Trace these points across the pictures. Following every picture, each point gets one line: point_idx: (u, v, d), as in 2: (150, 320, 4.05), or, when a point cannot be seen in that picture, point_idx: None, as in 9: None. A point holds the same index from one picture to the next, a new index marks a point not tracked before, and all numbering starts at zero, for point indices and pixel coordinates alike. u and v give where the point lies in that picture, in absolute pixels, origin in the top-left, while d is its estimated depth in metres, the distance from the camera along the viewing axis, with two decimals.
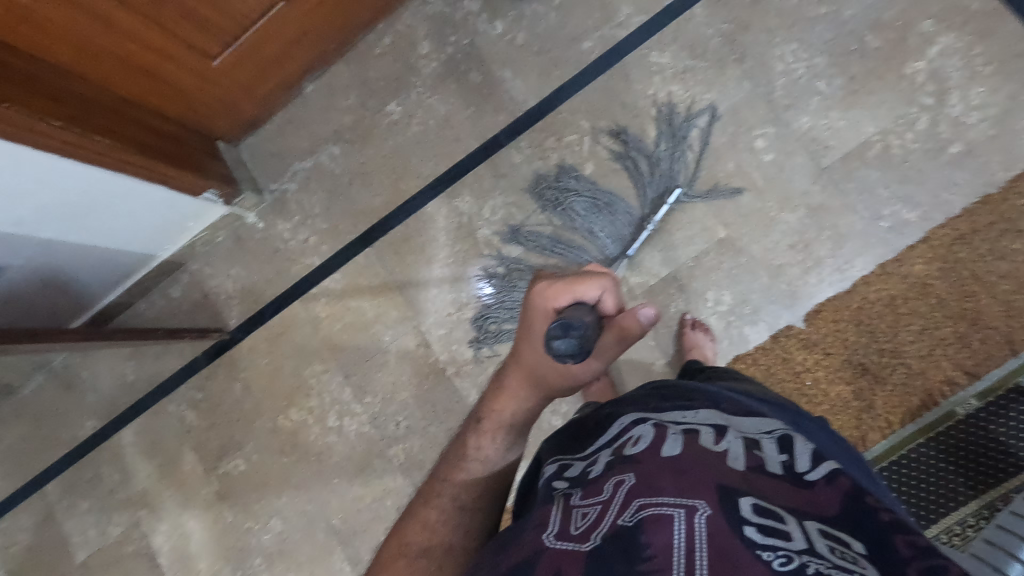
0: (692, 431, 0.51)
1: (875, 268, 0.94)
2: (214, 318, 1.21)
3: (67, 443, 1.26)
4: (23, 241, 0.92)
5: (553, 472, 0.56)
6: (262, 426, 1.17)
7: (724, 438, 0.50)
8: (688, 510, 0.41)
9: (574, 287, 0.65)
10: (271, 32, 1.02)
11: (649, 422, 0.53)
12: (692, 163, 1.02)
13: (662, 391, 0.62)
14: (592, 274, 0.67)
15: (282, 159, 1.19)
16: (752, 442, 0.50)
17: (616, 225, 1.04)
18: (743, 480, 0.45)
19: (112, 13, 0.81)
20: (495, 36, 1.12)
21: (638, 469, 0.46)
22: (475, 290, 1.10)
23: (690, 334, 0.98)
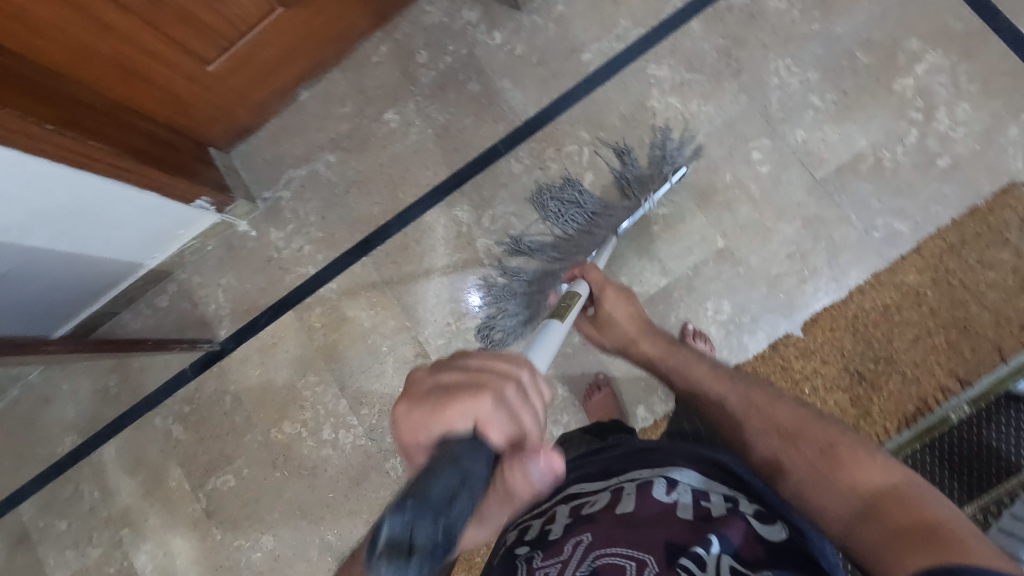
0: (646, 483, 0.64)
1: (870, 277, 0.97)
2: (204, 328, 1.18)
3: (44, 459, 1.20)
4: (9, 250, 0.88)
5: (514, 539, 0.63)
6: (253, 439, 1.14)
7: (674, 489, 0.62)
8: (641, 563, 0.53)
9: (445, 415, 0.43)
10: (269, 39, 1.01)
11: (608, 488, 0.65)
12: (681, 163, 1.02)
13: (621, 449, 0.72)
14: (475, 391, 0.45)
15: (276, 166, 1.18)
16: (701, 493, 0.63)
17: (617, 218, 1.00)
18: (692, 528, 0.58)
19: (109, 15, 0.80)
20: (494, 46, 1.12)
21: (595, 531, 0.58)
22: (470, 302, 1.09)
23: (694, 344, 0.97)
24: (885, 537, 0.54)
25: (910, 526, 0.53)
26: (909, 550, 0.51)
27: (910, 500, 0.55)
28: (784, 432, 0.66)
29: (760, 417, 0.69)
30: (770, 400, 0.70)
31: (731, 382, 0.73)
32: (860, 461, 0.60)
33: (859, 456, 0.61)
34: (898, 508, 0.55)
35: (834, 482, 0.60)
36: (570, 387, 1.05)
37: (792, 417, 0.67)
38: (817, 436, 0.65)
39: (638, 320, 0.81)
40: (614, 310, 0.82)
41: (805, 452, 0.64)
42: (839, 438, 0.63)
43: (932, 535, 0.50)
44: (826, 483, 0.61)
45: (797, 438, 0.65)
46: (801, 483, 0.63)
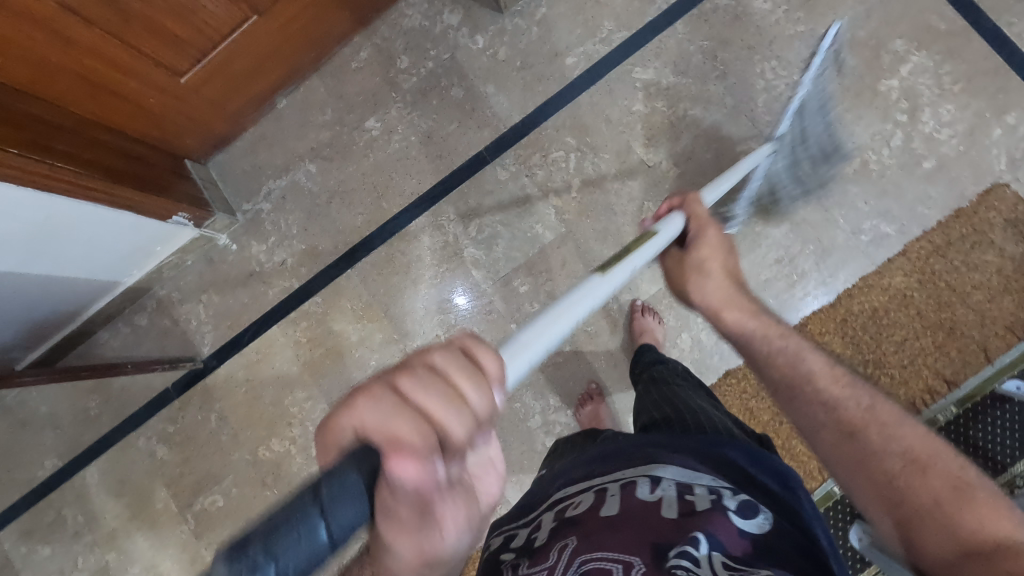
0: (630, 483, 0.61)
1: (858, 280, 0.97)
2: (186, 346, 1.15)
3: (24, 484, 1.17)
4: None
5: (501, 547, 0.64)
6: (240, 458, 1.12)
7: (658, 486, 0.59)
8: (627, 564, 0.50)
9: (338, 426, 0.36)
10: (243, 48, 0.98)
11: (591, 490, 0.63)
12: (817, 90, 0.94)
13: (611, 451, 0.70)
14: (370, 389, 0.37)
15: (255, 177, 1.15)
16: (684, 487, 0.59)
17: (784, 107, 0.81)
18: (679, 526, 0.54)
19: (73, 30, 0.75)
20: (476, 50, 1.10)
21: (580, 533, 0.56)
22: (456, 303, 1.08)
23: (641, 320, 1.00)
24: None
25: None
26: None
27: None
28: (909, 456, 0.53)
29: (879, 429, 0.55)
30: (901, 421, 0.56)
31: (853, 389, 0.60)
32: (995, 515, 0.46)
33: (997, 510, 0.46)
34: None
35: (951, 530, 0.46)
36: (562, 396, 1.04)
37: (922, 443, 0.53)
38: (948, 472, 0.50)
39: (736, 281, 0.73)
40: (709, 260, 0.74)
41: (931, 487, 0.49)
42: (980, 485, 0.49)
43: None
44: (938, 521, 0.48)
45: (927, 468, 0.51)
46: (909, 514, 0.50)
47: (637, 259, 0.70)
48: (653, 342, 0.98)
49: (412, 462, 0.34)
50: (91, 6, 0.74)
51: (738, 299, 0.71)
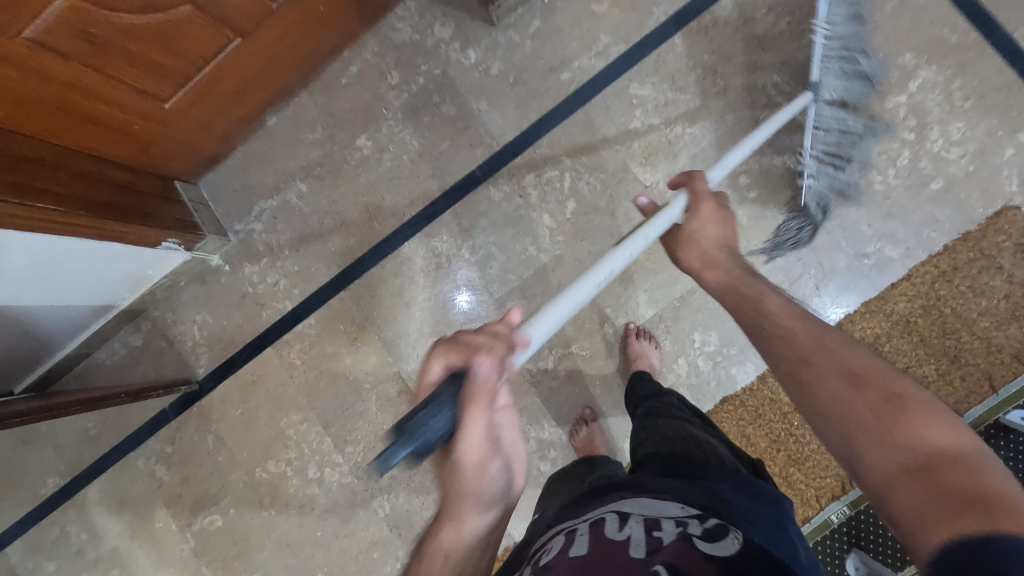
0: (600, 523, 0.59)
1: (860, 306, 0.94)
2: (182, 367, 1.15)
3: (28, 502, 1.18)
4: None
5: None
6: (238, 479, 1.12)
7: (625, 523, 0.57)
8: None
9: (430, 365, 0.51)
10: (228, 70, 0.96)
11: (563, 533, 0.62)
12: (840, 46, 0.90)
13: (589, 493, 0.70)
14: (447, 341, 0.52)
15: (246, 196, 1.13)
16: (652, 523, 0.57)
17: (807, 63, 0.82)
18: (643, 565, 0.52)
19: (48, 65, 0.73)
20: (468, 65, 1.07)
21: None
22: (456, 303, 1.06)
23: (634, 344, 0.98)
24: (933, 509, 0.38)
25: (971, 493, 0.38)
26: (961, 523, 0.36)
27: (980, 472, 0.39)
28: (848, 369, 0.50)
29: (823, 347, 0.53)
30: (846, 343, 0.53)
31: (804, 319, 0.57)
32: (931, 416, 0.44)
33: (935, 411, 0.44)
34: (977, 476, 0.39)
35: (889, 441, 0.44)
36: (557, 421, 1.04)
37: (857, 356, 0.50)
38: (885, 380, 0.48)
39: (723, 248, 0.72)
40: (699, 230, 0.73)
41: (868, 398, 0.47)
42: (914, 391, 0.46)
43: (1001, 510, 0.36)
44: (879, 428, 0.45)
45: (864, 380, 0.48)
46: (851, 429, 0.46)
47: (649, 232, 0.70)
48: (647, 367, 0.96)
49: (485, 359, 0.49)
50: (63, 43, 0.72)
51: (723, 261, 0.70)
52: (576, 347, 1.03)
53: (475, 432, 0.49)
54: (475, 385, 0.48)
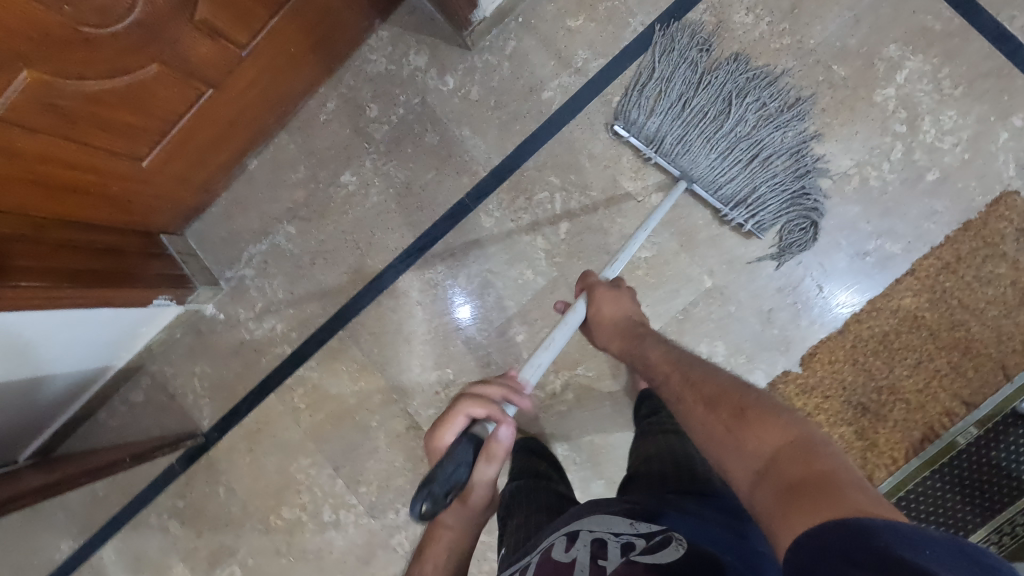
0: (551, 548, 0.62)
1: (866, 304, 0.93)
2: (186, 420, 1.14)
3: (43, 567, 1.17)
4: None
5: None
6: (253, 528, 1.11)
7: (571, 546, 0.60)
8: None
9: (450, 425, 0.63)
10: (202, 122, 0.94)
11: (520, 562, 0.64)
12: (705, 101, 0.94)
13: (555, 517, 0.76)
14: (465, 399, 0.64)
15: (234, 243, 1.12)
16: (598, 549, 0.58)
17: (676, 116, 0.95)
18: None
19: (19, 141, 0.72)
20: (446, 92, 1.05)
21: None
22: (460, 313, 1.05)
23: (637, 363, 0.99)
24: (779, 503, 0.44)
25: (807, 485, 0.44)
26: (802, 517, 0.41)
27: (810, 459, 0.46)
28: (707, 399, 0.57)
29: (689, 387, 0.61)
30: (704, 376, 0.61)
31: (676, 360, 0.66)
32: (771, 424, 0.51)
33: (772, 417, 0.51)
34: (809, 468, 0.45)
35: (741, 449, 0.51)
36: (570, 445, 1.02)
37: (718, 382, 0.59)
38: (734, 400, 0.55)
39: (626, 318, 0.79)
40: (602, 308, 0.80)
41: (720, 415, 0.55)
42: (755, 400, 0.54)
43: (824, 495, 0.42)
44: (739, 445, 0.51)
45: (717, 400, 0.57)
46: (717, 447, 0.53)
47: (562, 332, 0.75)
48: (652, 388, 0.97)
49: (506, 427, 0.62)
50: (30, 116, 0.71)
51: (621, 339, 0.76)
52: (582, 369, 1.02)
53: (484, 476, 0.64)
54: (493, 444, 0.62)
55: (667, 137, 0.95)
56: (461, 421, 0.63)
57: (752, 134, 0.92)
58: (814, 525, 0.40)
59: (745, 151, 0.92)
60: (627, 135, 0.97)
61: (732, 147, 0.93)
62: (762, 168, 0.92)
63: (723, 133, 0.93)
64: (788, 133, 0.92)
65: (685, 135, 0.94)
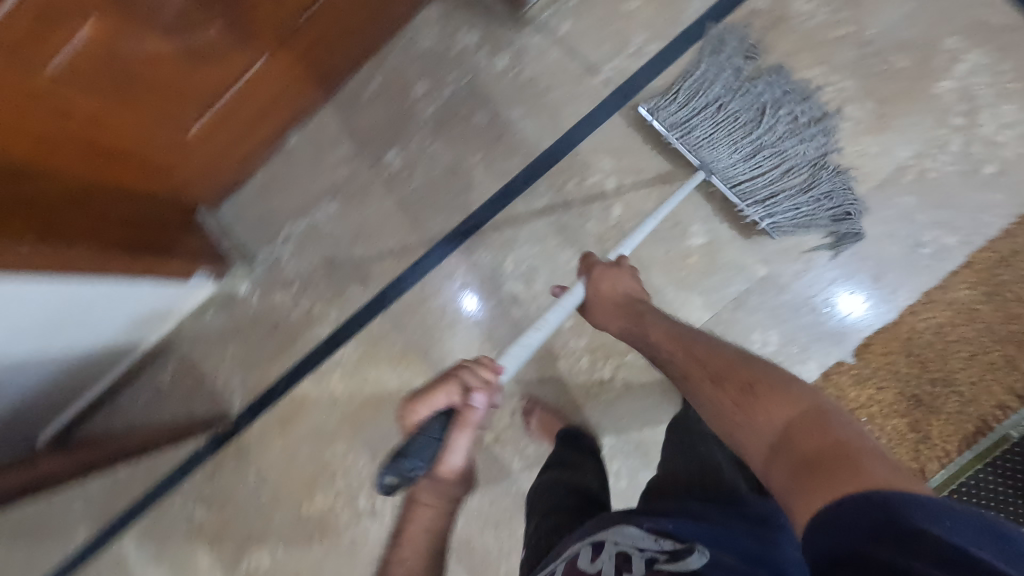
0: (576, 558, 0.61)
1: (921, 296, 0.93)
2: (214, 404, 1.09)
3: (58, 555, 1.12)
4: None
5: None
6: (284, 516, 1.08)
7: (597, 556, 0.59)
8: None
9: (429, 399, 0.59)
10: (250, 94, 0.91)
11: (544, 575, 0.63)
12: (737, 106, 0.93)
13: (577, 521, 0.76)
14: (447, 375, 0.61)
15: (271, 221, 1.08)
16: (623, 561, 0.57)
17: (710, 115, 0.94)
18: None
19: (78, 102, 0.69)
20: (498, 72, 1.03)
21: None
22: (465, 305, 1.03)
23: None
24: (795, 477, 0.46)
25: (821, 459, 0.45)
26: (821, 489, 0.43)
27: (823, 431, 0.48)
28: (715, 376, 0.59)
29: (695, 365, 0.63)
30: (709, 352, 0.63)
31: (677, 338, 0.68)
32: (783, 398, 0.52)
33: (783, 392, 0.53)
34: (825, 441, 0.47)
35: (752, 424, 0.53)
36: (617, 434, 1.00)
37: (725, 359, 0.61)
38: (743, 375, 0.57)
39: (629, 295, 0.79)
40: (603, 282, 0.80)
41: (728, 392, 0.57)
42: (763, 375, 0.56)
43: (841, 469, 0.43)
44: (750, 419, 0.53)
45: (724, 376, 0.58)
46: (728, 424, 0.55)
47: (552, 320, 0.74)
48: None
49: (482, 395, 0.60)
50: (89, 75, 0.67)
51: (620, 320, 0.77)
52: (631, 356, 1.00)
53: (459, 450, 0.60)
54: (469, 417, 0.60)
55: (694, 130, 0.94)
56: (440, 397, 0.59)
57: (776, 146, 0.92)
58: (832, 500, 0.41)
59: (767, 159, 0.92)
60: (652, 118, 0.95)
61: (752, 156, 0.93)
62: (779, 180, 0.92)
63: (747, 141, 0.93)
64: (811, 148, 0.92)
65: (710, 134, 0.94)
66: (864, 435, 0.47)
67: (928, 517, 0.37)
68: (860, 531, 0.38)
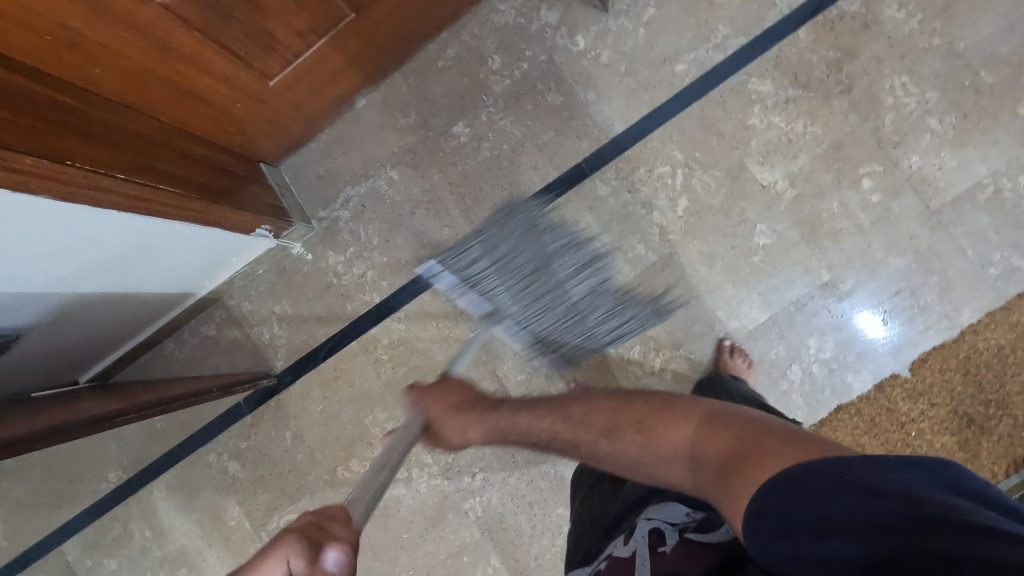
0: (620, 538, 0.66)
1: (984, 316, 0.92)
2: (258, 360, 1.09)
3: (87, 496, 1.13)
4: (32, 301, 0.72)
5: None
6: (318, 477, 1.08)
7: (631, 538, 0.64)
8: None
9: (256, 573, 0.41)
10: (334, 49, 0.90)
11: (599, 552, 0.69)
12: (521, 260, 0.87)
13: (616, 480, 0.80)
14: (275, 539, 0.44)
15: (331, 182, 1.07)
16: (656, 538, 0.62)
17: (484, 266, 0.87)
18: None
19: (175, 38, 0.69)
20: (576, 53, 1.02)
21: None
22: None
23: (728, 360, 0.95)
24: (716, 485, 0.52)
25: (729, 460, 0.52)
26: (739, 485, 0.49)
27: (718, 434, 0.57)
28: (612, 427, 0.67)
29: (589, 427, 0.70)
30: (596, 404, 0.72)
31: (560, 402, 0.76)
32: (674, 421, 0.62)
33: (675, 418, 0.62)
34: (723, 443, 0.55)
35: (665, 455, 0.60)
36: None
37: (616, 408, 0.69)
38: (634, 418, 0.66)
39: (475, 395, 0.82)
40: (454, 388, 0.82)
41: (631, 439, 0.65)
42: (650, 412, 0.65)
43: (746, 464, 0.50)
44: (660, 451, 0.61)
45: (619, 425, 0.67)
46: (647, 466, 0.62)
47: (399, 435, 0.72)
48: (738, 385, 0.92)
49: (334, 551, 0.43)
50: (193, 15, 0.68)
51: (479, 423, 0.78)
52: (684, 351, 0.98)
53: None
54: None
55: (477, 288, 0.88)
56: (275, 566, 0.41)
57: (558, 296, 0.88)
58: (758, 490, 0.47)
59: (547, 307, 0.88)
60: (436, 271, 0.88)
61: (533, 310, 0.88)
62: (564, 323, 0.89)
63: (534, 295, 0.88)
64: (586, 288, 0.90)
65: (500, 285, 0.87)
66: (747, 423, 0.57)
67: (908, 482, 0.42)
68: (824, 492, 0.43)
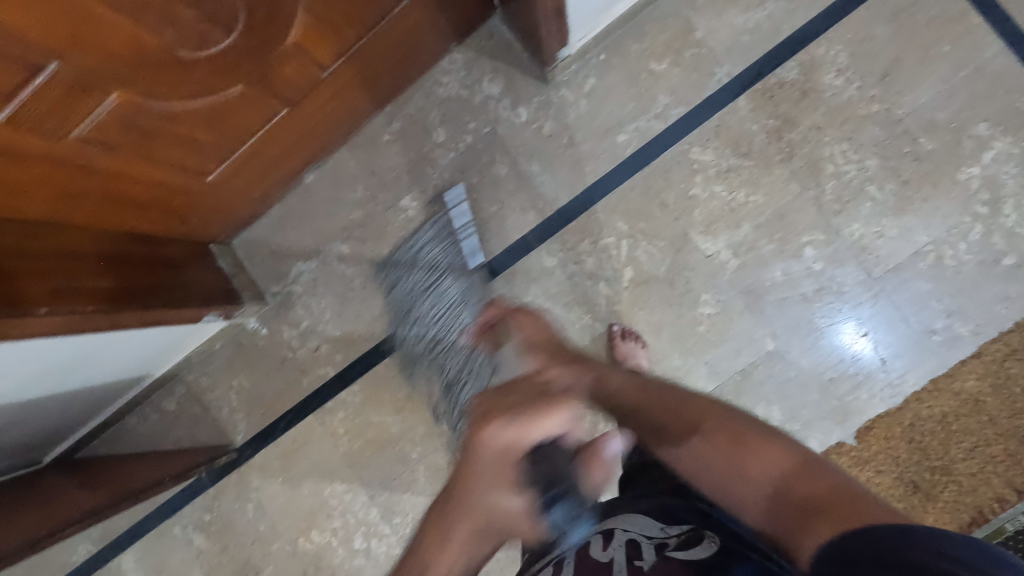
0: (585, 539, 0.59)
1: (928, 383, 0.93)
2: (218, 435, 1.10)
3: (58, 569, 1.14)
4: None
5: None
6: (281, 548, 1.10)
7: (608, 544, 0.58)
8: None
9: (535, 423, 0.52)
10: (272, 138, 0.91)
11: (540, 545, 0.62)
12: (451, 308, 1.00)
13: None
14: (557, 401, 0.54)
15: (282, 257, 1.08)
16: (635, 551, 0.57)
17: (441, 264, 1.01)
18: None
19: (96, 158, 0.69)
20: (519, 124, 1.02)
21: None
22: None
23: (621, 345, 0.97)
24: (795, 522, 0.48)
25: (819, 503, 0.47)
26: (820, 526, 0.46)
27: (817, 476, 0.50)
28: (688, 424, 0.58)
29: (660, 411, 0.61)
30: (680, 399, 0.61)
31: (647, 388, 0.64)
32: (768, 446, 0.54)
33: (771, 442, 0.54)
34: (818, 485, 0.49)
35: (747, 475, 0.53)
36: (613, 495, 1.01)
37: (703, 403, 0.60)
38: (729, 423, 0.57)
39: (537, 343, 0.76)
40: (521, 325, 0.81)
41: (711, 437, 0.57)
42: (744, 421, 0.57)
43: (843, 510, 0.45)
44: (743, 470, 0.53)
45: (703, 426, 0.57)
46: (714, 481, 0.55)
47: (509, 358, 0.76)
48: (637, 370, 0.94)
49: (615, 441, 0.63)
50: (111, 137, 0.68)
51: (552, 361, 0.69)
52: None
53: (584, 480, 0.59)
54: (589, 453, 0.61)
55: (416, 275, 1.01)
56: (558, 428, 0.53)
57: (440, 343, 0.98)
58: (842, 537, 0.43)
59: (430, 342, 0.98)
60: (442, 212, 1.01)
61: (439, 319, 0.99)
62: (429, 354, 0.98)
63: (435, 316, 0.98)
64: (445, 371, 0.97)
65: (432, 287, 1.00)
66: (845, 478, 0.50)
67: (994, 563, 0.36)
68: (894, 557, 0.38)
